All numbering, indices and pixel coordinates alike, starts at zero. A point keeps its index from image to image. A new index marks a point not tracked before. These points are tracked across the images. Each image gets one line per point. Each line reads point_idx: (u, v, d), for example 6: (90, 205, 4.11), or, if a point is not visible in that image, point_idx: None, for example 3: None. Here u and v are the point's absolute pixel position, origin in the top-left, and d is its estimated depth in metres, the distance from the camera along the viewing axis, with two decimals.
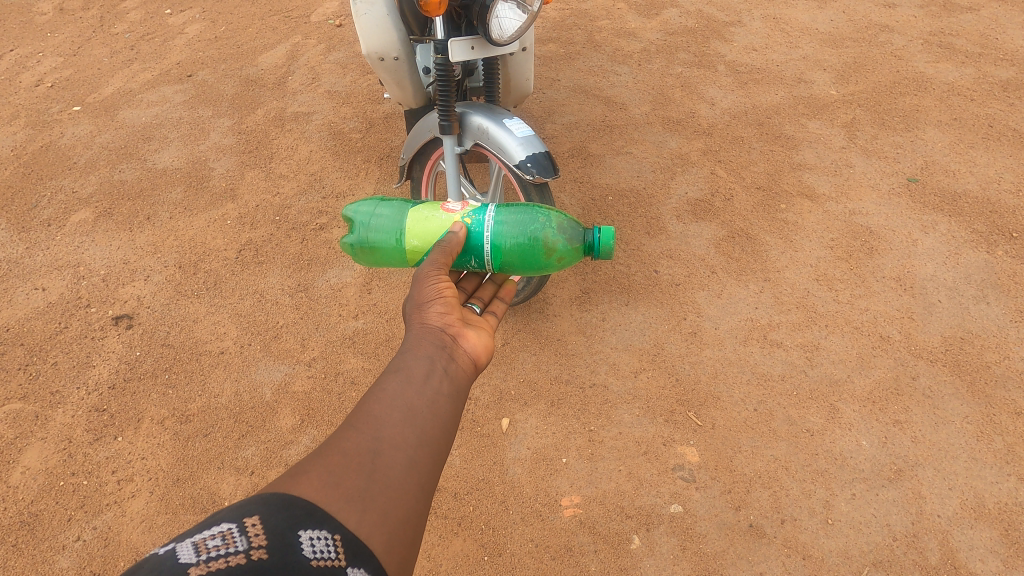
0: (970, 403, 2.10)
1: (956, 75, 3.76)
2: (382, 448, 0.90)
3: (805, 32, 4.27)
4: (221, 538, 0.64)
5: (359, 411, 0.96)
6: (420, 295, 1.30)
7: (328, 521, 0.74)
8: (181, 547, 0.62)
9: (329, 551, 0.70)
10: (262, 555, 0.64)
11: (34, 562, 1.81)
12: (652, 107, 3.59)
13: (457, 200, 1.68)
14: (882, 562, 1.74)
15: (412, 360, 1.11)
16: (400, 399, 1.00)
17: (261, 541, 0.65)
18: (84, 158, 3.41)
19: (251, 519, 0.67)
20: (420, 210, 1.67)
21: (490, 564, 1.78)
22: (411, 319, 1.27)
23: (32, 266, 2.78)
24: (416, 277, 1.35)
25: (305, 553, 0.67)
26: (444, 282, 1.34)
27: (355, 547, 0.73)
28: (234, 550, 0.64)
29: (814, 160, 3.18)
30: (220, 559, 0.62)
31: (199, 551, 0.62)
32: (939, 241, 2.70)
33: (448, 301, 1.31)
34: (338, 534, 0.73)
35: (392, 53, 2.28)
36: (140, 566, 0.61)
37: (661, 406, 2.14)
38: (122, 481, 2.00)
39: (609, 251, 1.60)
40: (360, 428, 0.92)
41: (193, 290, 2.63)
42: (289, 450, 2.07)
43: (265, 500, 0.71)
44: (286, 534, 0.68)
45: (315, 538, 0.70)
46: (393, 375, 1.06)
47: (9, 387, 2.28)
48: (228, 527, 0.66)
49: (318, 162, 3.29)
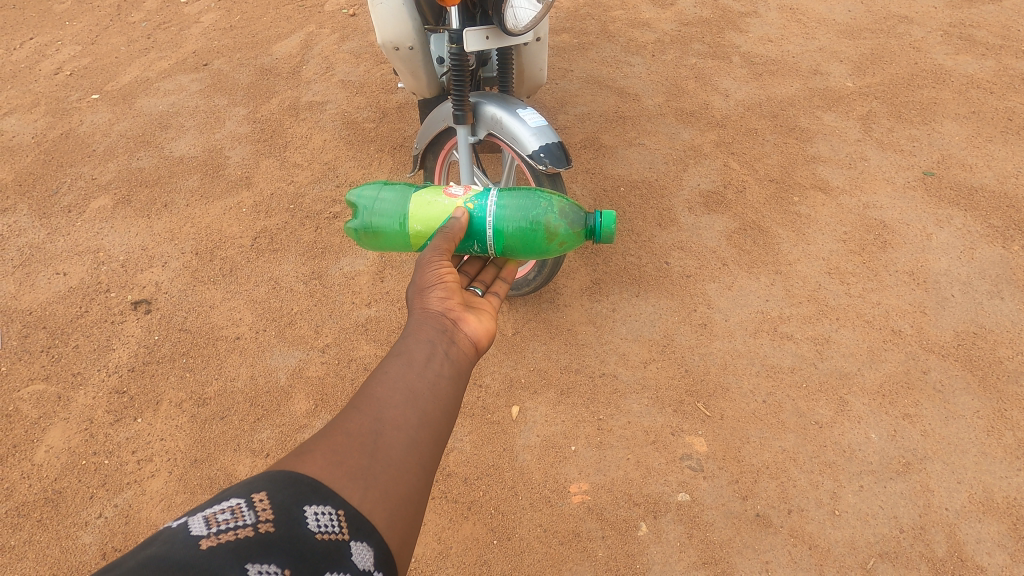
0: (982, 398, 2.10)
1: (975, 67, 3.71)
2: (384, 428, 0.93)
3: (822, 23, 4.23)
4: (230, 513, 0.67)
5: (363, 394, 0.98)
6: (421, 280, 1.33)
7: (333, 497, 0.76)
8: (193, 520, 0.65)
9: (333, 525, 0.73)
10: (268, 528, 0.67)
11: (58, 537, 1.87)
12: (666, 99, 3.58)
13: (458, 184, 1.70)
14: (889, 553, 1.75)
15: (413, 343, 1.14)
16: (402, 381, 1.02)
17: (268, 515, 0.68)
18: (103, 145, 3.47)
19: (259, 495, 0.70)
20: (422, 195, 1.69)
21: (500, 547, 1.81)
22: (412, 304, 1.30)
23: (54, 251, 2.84)
24: (418, 263, 1.38)
25: (310, 527, 0.70)
26: (446, 268, 1.37)
27: (358, 522, 0.76)
28: (242, 523, 0.66)
29: (828, 152, 3.16)
30: (230, 531, 0.65)
31: (210, 524, 0.65)
32: (953, 236, 2.68)
33: (448, 287, 1.33)
34: (342, 509, 0.76)
35: (407, 43, 2.30)
36: (154, 539, 0.63)
37: (670, 396, 2.16)
38: (141, 461, 2.05)
39: (610, 236, 1.61)
40: (363, 410, 0.95)
41: (210, 276, 2.68)
42: (304, 433, 2.11)
43: (271, 477, 0.74)
44: (291, 509, 0.70)
45: (320, 513, 0.73)
46: (395, 358, 1.08)
47: (32, 368, 2.34)
48: (236, 502, 0.68)
49: (332, 151, 3.32)
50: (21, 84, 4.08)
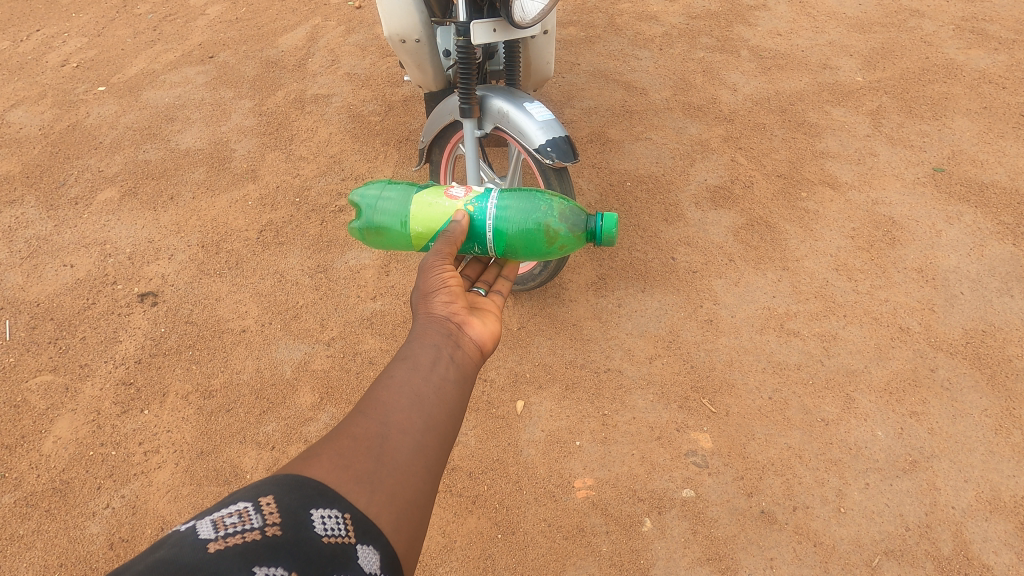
0: (990, 397, 2.08)
1: (988, 62, 3.67)
2: (390, 432, 0.93)
3: (832, 16, 4.19)
4: (237, 516, 0.66)
5: (368, 398, 0.98)
6: (425, 285, 1.32)
7: (339, 501, 0.76)
8: (200, 524, 0.65)
9: (340, 529, 0.73)
10: (276, 531, 0.67)
11: (67, 526, 1.88)
12: (673, 92, 3.56)
13: (458, 184, 1.68)
14: (894, 551, 1.74)
15: (418, 348, 1.14)
16: (408, 386, 1.02)
17: (275, 519, 0.68)
18: (109, 138, 3.47)
19: (266, 498, 0.70)
20: (423, 196, 1.67)
21: (504, 542, 1.81)
22: (417, 309, 1.30)
23: (60, 243, 2.84)
24: (421, 266, 1.38)
25: (317, 530, 0.70)
26: (449, 272, 1.36)
27: (364, 526, 0.76)
28: (250, 526, 0.66)
29: (837, 148, 3.13)
30: (237, 534, 0.64)
31: (218, 528, 0.64)
32: (963, 233, 2.66)
33: (452, 290, 1.33)
34: (348, 513, 0.76)
35: (414, 35, 2.29)
36: (162, 543, 0.63)
37: (675, 392, 2.15)
38: (148, 452, 2.06)
39: (611, 239, 1.60)
40: (369, 414, 0.94)
41: (215, 269, 2.68)
42: (309, 426, 2.12)
43: (279, 480, 0.74)
44: (298, 512, 0.70)
45: (326, 516, 0.73)
46: (400, 363, 1.08)
47: (40, 360, 2.35)
48: (244, 506, 0.68)
49: (338, 145, 3.32)
50: (27, 76, 4.09)
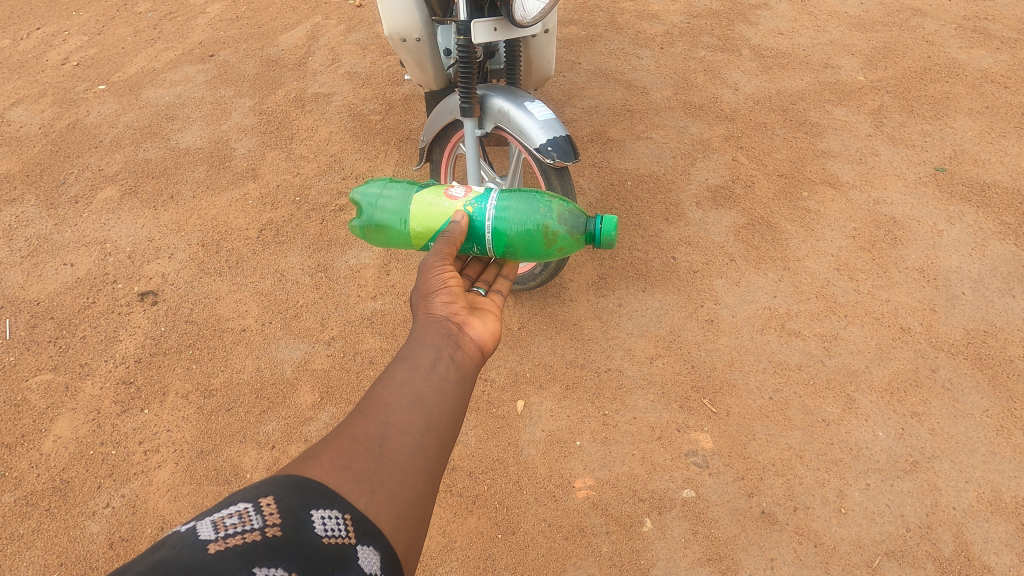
0: (991, 397, 2.08)
1: (990, 61, 3.66)
2: (390, 433, 0.92)
3: (834, 15, 4.18)
4: (237, 517, 0.66)
5: (368, 398, 0.98)
6: (425, 286, 1.32)
7: (339, 501, 0.76)
8: (200, 525, 0.64)
9: (340, 529, 0.73)
10: (276, 532, 0.66)
11: (67, 526, 1.88)
12: (674, 91, 3.55)
13: (458, 184, 1.68)
14: (895, 552, 1.74)
15: (419, 348, 1.13)
16: (408, 386, 1.02)
17: (274, 520, 0.67)
18: (109, 136, 3.46)
19: (266, 498, 0.70)
20: (423, 195, 1.67)
21: (504, 542, 1.81)
22: (417, 310, 1.29)
23: (61, 241, 2.84)
24: (421, 267, 1.37)
25: (317, 531, 0.70)
26: (449, 272, 1.36)
27: (364, 526, 0.76)
28: (250, 527, 0.66)
29: (838, 147, 3.13)
30: (237, 535, 0.64)
31: (218, 529, 0.64)
32: (964, 233, 2.65)
33: (453, 290, 1.32)
34: (348, 513, 0.76)
35: (415, 34, 2.28)
36: (162, 543, 0.63)
37: (675, 392, 2.15)
38: (148, 451, 2.06)
39: (610, 242, 1.60)
40: (369, 414, 0.94)
41: (215, 268, 2.68)
42: (309, 425, 2.11)
43: (278, 481, 0.74)
44: (299, 512, 0.70)
45: (326, 517, 0.73)
46: (400, 363, 1.08)
47: (40, 359, 2.35)
48: (245, 506, 0.68)
49: (338, 144, 3.31)
50: (28, 74, 4.08)
